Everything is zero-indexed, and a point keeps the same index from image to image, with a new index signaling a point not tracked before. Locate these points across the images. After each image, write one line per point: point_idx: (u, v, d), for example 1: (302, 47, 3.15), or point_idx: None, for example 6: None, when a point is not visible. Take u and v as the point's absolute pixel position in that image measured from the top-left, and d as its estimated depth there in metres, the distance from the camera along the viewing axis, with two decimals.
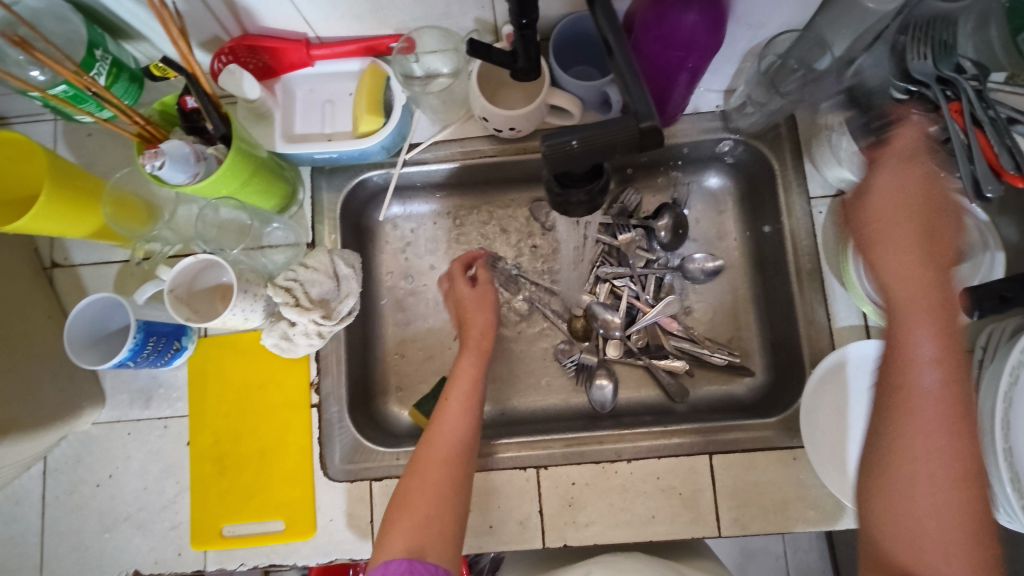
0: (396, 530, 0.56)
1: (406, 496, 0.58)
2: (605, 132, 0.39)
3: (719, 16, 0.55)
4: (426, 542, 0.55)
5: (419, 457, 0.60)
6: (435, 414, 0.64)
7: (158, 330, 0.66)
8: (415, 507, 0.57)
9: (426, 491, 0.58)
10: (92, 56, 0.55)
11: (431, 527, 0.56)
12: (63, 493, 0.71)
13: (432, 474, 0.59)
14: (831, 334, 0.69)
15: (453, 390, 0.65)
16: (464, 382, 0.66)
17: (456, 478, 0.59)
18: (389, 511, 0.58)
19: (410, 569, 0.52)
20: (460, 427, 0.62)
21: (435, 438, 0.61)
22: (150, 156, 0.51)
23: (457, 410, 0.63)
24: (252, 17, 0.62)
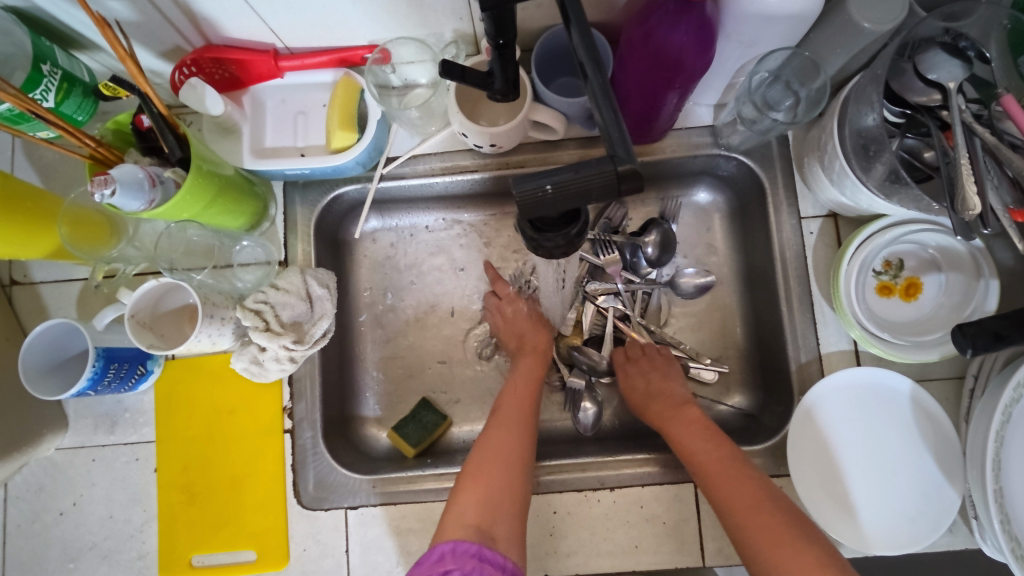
0: (465, 504, 0.58)
1: (473, 475, 0.60)
2: (579, 176, 0.37)
3: (708, 37, 0.52)
4: (493, 520, 0.57)
5: (483, 444, 0.63)
6: (497, 407, 0.67)
7: (120, 355, 0.63)
8: (485, 486, 0.59)
9: (495, 471, 0.60)
10: (39, 71, 0.51)
11: (497, 505, 0.58)
12: (25, 522, 0.68)
13: (500, 457, 0.61)
14: (820, 359, 0.67)
15: (516, 387, 0.68)
16: (525, 383, 0.69)
17: (523, 460, 0.62)
18: (458, 487, 0.60)
19: (479, 553, 0.53)
20: (525, 417, 0.65)
21: (506, 424, 0.64)
22: (99, 184, 0.47)
23: (520, 406, 0.66)
24: (214, 27, 0.59)
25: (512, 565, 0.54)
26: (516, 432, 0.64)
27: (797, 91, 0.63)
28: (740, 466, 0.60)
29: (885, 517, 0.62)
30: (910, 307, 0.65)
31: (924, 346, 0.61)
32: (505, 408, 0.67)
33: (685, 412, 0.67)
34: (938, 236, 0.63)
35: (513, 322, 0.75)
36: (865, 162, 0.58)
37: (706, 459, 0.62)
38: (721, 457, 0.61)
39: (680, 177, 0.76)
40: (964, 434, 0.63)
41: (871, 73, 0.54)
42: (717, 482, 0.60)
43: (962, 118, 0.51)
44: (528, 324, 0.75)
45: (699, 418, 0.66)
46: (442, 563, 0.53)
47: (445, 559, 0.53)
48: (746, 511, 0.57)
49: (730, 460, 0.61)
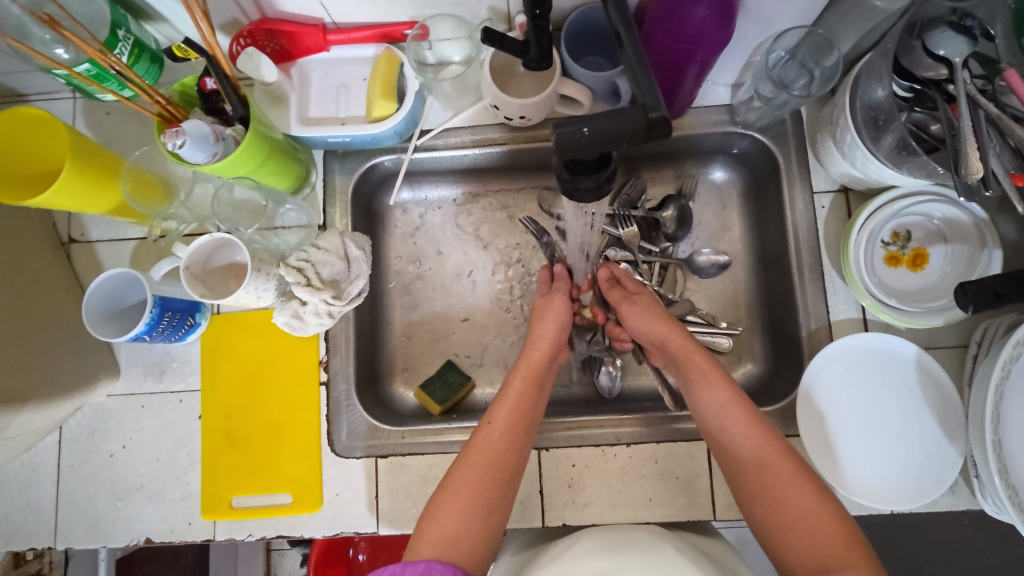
0: (424, 537, 0.54)
1: (438, 502, 0.57)
2: (614, 122, 0.41)
3: (728, 11, 0.56)
4: (456, 553, 0.53)
5: (455, 473, 0.58)
6: (477, 432, 0.61)
7: (174, 306, 0.67)
8: (449, 512, 0.56)
9: (456, 509, 0.56)
10: (115, 36, 0.56)
11: (457, 543, 0.54)
12: (78, 463, 0.73)
13: (468, 489, 0.57)
14: (829, 326, 0.71)
15: (496, 415, 0.62)
16: (514, 409, 0.63)
17: (495, 493, 0.58)
18: (428, 508, 0.57)
19: (428, 567, 0.50)
20: (506, 442, 0.61)
21: (480, 450, 0.60)
22: (171, 135, 0.53)
23: (505, 431, 0.61)
24: (270, 2, 0.64)
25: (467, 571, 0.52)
26: (490, 459, 0.59)
27: (811, 69, 0.66)
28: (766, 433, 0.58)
29: (889, 475, 0.65)
30: (917, 276, 0.68)
31: (930, 312, 0.64)
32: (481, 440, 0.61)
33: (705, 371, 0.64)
34: (944, 207, 0.66)
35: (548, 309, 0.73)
36: (876, 133, 0.62)
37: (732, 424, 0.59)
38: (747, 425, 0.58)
39: (697, 154, 0.80)
40: (966, 398, 0.66)
41: (883, 49, 0.58)
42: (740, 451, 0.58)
43: (967, 90, 0.54)
44: (556, 317, 0.71)
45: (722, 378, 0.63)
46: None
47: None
48: (771, 474, 0.55)
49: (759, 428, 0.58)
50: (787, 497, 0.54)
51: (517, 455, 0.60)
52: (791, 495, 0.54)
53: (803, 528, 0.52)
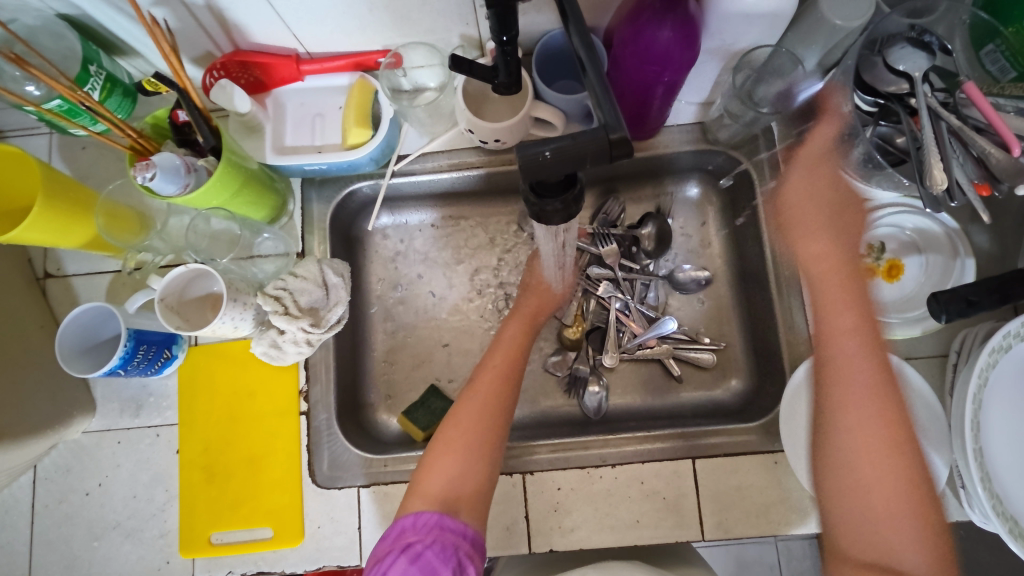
0: (430, 478, 0.62)
1: (441, 453, 0.63)
2: (577, 143, 0.39)
3: (693, 33, 0.57)
4: (459, 495, 0.61)
5: (455, 416, 0.66)
6: (477, 378, 0.69)
7: (149, 338, 0.67)
8: (454, 463, 0.62)
9: (459, 448, 0.63)
10: (87, 71, 0.57)
11: (462, 478, 0.61)
12: (53, 502, 0.71)
13: (468, 434, 0.64)
14: (811, 340, 0.71)
15: (496, 362, 0.70)
16: (502, 355, 0.71)
17: (490, 432, 0.65)
18: (434, 445, 0.65)
19: (439, 523, 0.58)
20: (499, 389, 0.68)
21: (481, 399, 0.67)
22: (141, 168, 0.53)
23: (501, 375, 0.69)
24: (243, 34, 0.64)
25: (473, 532, 0.59)
26: (485, 397, 0.67)
27: (779, 88, 0.68)
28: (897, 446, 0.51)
29: None
30: (893, 287, 0.68)
31: (907, 322, 0.65)
32: (480, 381, 0.69)
33: (855, 361, 0.54)
34: (915, 218, 0.67)
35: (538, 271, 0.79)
36: (843, 146, 0.63)
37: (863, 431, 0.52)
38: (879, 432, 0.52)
39: (673, 173, 0.81)
40: (949, 408, 0.66)
41: (847, 64, 0.60)
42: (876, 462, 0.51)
43: (929, 103, 0.55)
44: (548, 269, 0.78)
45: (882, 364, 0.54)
46: (403, 536, 0.58)
47: (405, 533, 0.58)
48: (883, 498, 0.50)
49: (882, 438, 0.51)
50: (871, 487, 0.51)
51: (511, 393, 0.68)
52: (877, 489, 0.50)
53: (872, 517, 0.50)
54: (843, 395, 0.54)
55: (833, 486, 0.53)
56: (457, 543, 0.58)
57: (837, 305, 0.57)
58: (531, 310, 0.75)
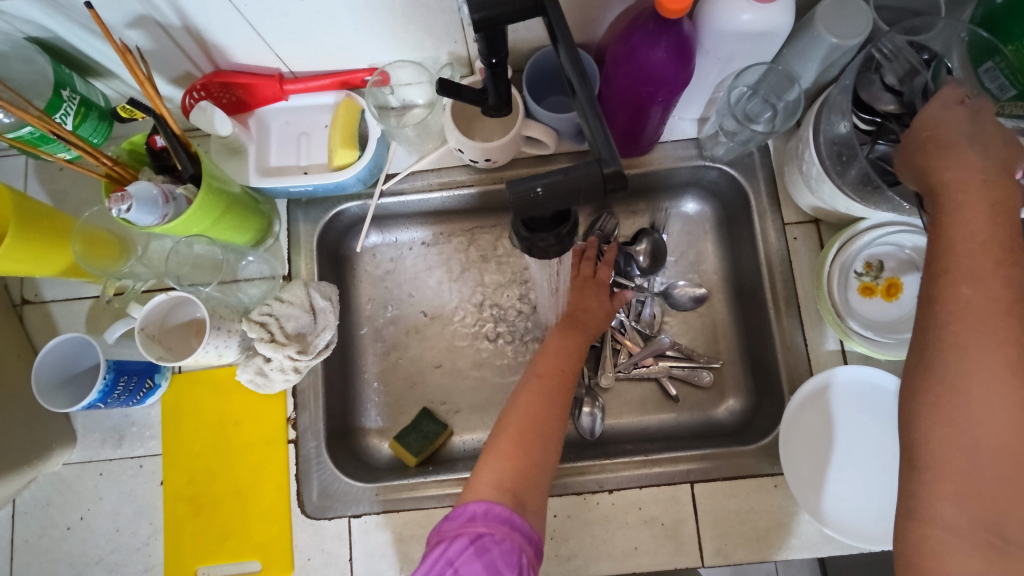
0: (494, 472, 0.57)
1: (511, 443, 0.59)
2: (569, 178, 0.39)
3: (687, 52, 0.55)
4: (525, 489, 0.56)
5: (521, 409, 0.62)
6: (540, 373, 0.65)
7: (129, 369, 0.65)
8: (521, 455, 0.58)
9: (528, 441, 0.59)
10: (60, 97, 0.55)
11: (530, 474, 0.58)
12: (32, 537, 0.69)
13: (534, 428, 0.60)
14: (808, 360, 0.69)
15: (564, 362, 0.66)
16: (567, 353, 0.67)
17: (552, 428, 0.61)
18: (493, 440, 0.60)
19: (510, 521, 0.53)
20: (562, 386, 0.64)
21: (544, 394, 0.63)
22: (116, 200, 0.51)
23: (562, 371, 0.65)
24: (223, 54, 0.62)
25: (537, 536, 0.54)
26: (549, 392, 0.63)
27: (774, 104, 0.67)
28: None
29: (878, 513, 0.63)
30: (893, 307, 0.67)
31: (903, 343, 0.64)
32: (545, 375, 0.65)
33: (997, 304, 0.39)
34: (914, 237, 0.66)
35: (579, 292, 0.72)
36: (841, 167, 0.61)
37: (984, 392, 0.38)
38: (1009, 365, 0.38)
39: (669, 188, 0.79)
40: None
41: (841, 83, 0.58)
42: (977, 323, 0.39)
43: None
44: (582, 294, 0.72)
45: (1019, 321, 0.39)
46: (472, 524, 0.53)
47: (476, 521, 0.53)
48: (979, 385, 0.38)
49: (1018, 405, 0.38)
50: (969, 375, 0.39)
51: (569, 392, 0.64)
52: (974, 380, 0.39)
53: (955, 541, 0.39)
54: (950, 323, 0.40)
55: (929, 399, 0.40)
56: (525, 547, 0.53)
57: (972, 231, 0.41)
58: (591, 306, 0.71)
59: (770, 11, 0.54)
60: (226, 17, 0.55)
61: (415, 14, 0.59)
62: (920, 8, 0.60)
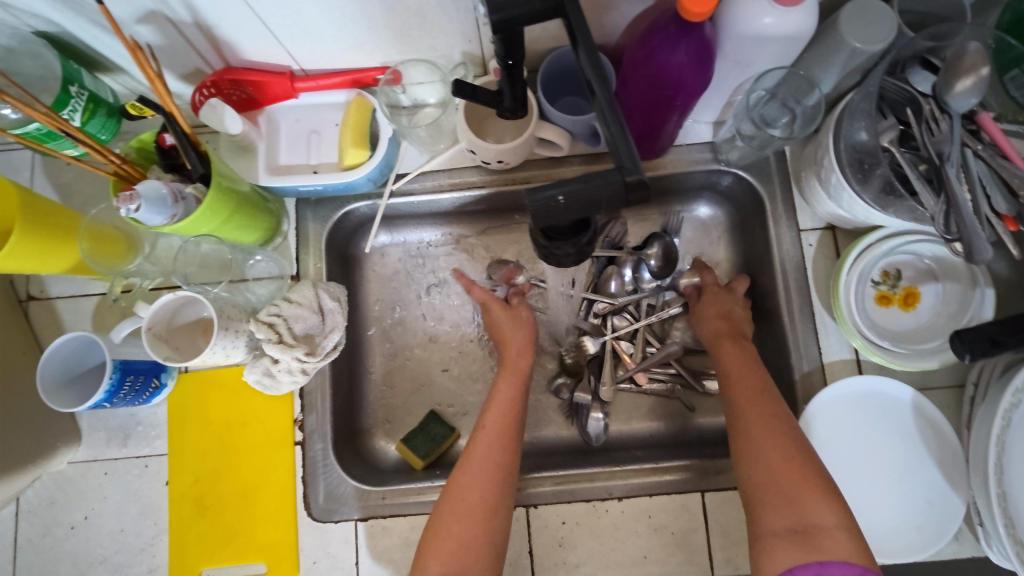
0: (435, 547, 0.57)
1: (449, 512, 0.59)
2: (590, 187, 0.38)
3: (707, 55, 0.54)
4: (466, 564, 0.56)
5: (456, 480, 0.61)
6: (472, 439, 0.64)
7: (136, 368, 0.64)
8: (461, 528, 0.58)
9: (469, 506, 0.59)
10: (66, 92, 0.55)
11: (470, 547, 0.57)
12: (36, 536, 0.68)
13: (476, 496, 0.60)
14: (823, 368, 0.68)
15: (488, 420, 0.65)
16: (498, 410, 0.65)
17: (491, 501, 0.60)
18: (439, 507, 0.60)
19: None
20: (500, 450, 0.62)
21: (482, 458, 0.62)
22: (125, 199, 0.50)
23: (500, 433, 0.63)
24: (234, 51, 0.61)
25: None
26: (486, 460, 0.62)
27: (793, 108, 0.65)
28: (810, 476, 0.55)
29: (891, 525, 0.63)
30: (909, 317, 0.66)
31: (923, 354, 0.63)
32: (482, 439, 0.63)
33: (731, 347, 0.67)
34: (933, 247, 0.65)
35: (495, 318, 0.73)
36: (862, 175, 0.60)
37: (771, 457, 0.57)
38: (780, 428, 0.59)
39: (682, 192, 0.78)
40: (966, 441, 0.64)
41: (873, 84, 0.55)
42: (786, 499, 0.54)
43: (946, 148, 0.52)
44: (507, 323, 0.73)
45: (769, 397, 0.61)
46: None
47: None
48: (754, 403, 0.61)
49: (800, 468, 0.56)
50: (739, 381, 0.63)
51: (508, 455, 0.62)
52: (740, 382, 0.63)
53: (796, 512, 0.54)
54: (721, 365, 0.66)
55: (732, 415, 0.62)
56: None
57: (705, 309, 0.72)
58: (518, 360, 0.70)
59: (793, 14, 0.53)
60: (237, 12, 0.54)
61: (429, 12, 0.58)
62: (945, 12, 0.59)
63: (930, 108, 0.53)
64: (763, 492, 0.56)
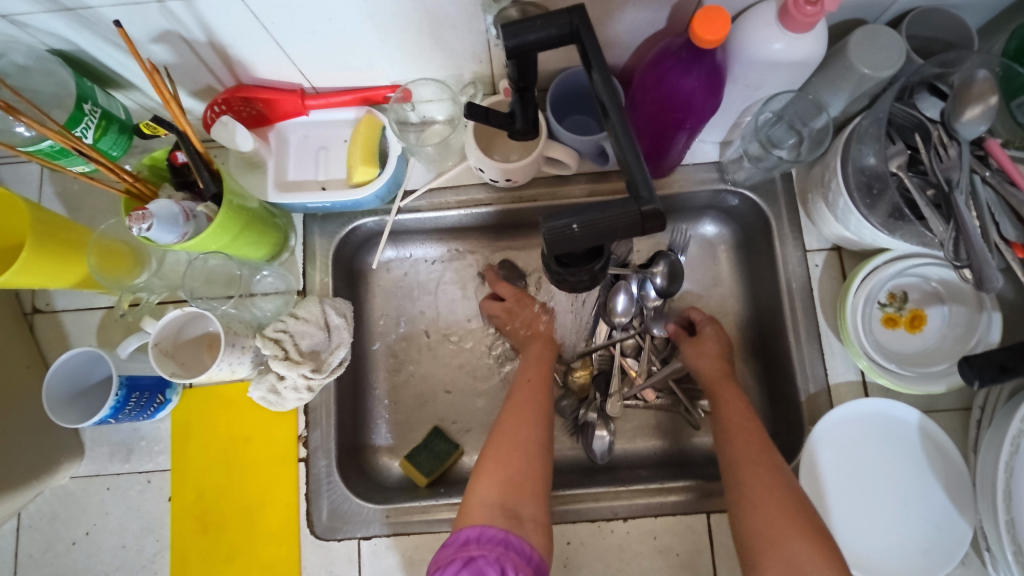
0: (484, 476, 0.59)
1: (495, 453, 0.61)
2: (607, 216, 0.38)
3: (717, 80, 0.54)
4: (515, 500, 0.57)
5: (498, 432, 0.64)
6: (512, 393, 0.68)
7: (141, 384, 0.64)
8: (508, 466, 0.60)
9: (516, 451, 0.61)
10: (80, 109, 0.55)
11: (519, 484, 0.59)
12: (36, 552, 0.68)
13: (519, 441, 0.62)
14: (829, 390, 0.68)
15: (531, 374, 0.70)
16: (534, 370, 0.70)
17: (536, 443, 0.62)
18: (484, 454, 0.62)
19: (506, 541, 0.53)
20: (540, 400, 0.67)
21: (522, 410, 0.65)
22: (137, 219, 0.50)
23: (535, 385, 0.68)
24: (246, 70, 0.61)
25: (538, 557, 0.54)
26: (527, 407, 0.65)
27: (800, 131, 0.66)
28: (809, 532, 0.53)
29: (896, 550, 0.63)
30: (915, 339, 0.66)
31: (929, 378, 0.63)
32: (519, 398, 0.67)
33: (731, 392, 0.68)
34: (940, 269, 0.65)
35: (518, 314, 0.75)
36: (869, 199, 0.60)
37: (769, 510, 0.56)
38: (773, 473, 0.59)
39: (687, 210, 0.78)
40: (972, 465, 0.64)
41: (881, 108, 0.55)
42: (782, 551, 0.52)
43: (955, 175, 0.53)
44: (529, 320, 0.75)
45: (771, 457, 0.60)
46: (466, 548, 0.52)
47: (470, 544, 0.53)
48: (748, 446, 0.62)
49: (797, 520, 0.55)
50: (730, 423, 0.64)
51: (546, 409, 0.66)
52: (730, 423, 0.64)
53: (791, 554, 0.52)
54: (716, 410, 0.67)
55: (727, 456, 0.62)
56: (522, 567, 0.52)
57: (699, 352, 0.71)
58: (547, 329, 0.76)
59: (804, 40, 0.53)
60: (251, 32, 0.55)
61: (442, 33, 0.58)
62: (952, 40, 0.59)
63: (939, 134, 0.54)
64: (758, 542, 0.55)
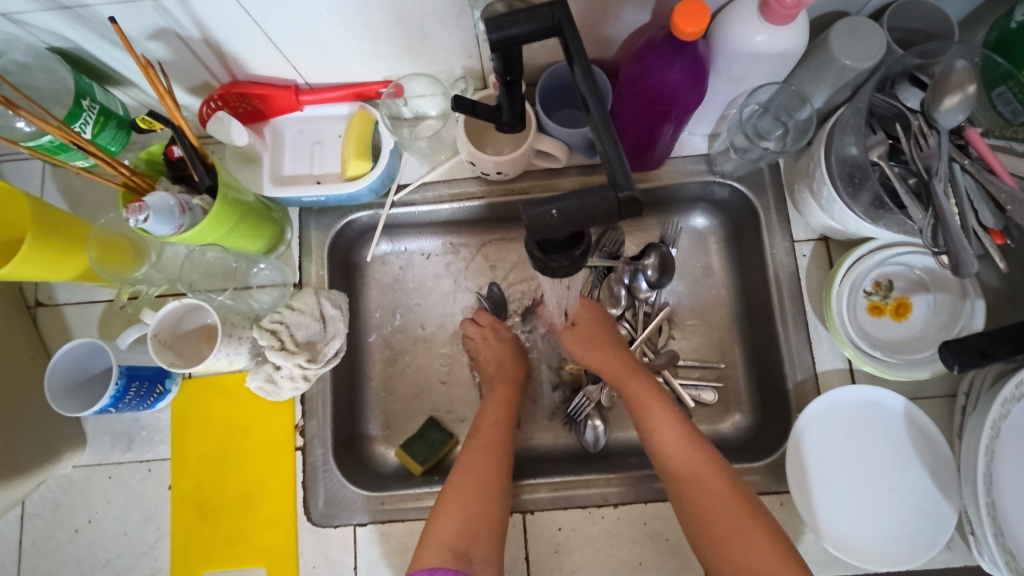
0: (442, 516, 0.62)
1: (454, 495, 0.63)
2: (584, 203, 0.40)
3: (701, 72, 0.55)
4: (469, 542, 0.60)
5: (455, 474, 0.65)
6: (474, 432, 0.69)
7: (141, 374, 0.65)
8: (463, 507, 0.62)
9: (472, 492, 0.63)
10: (79, 106, 0.56)
11: (474, 527, 0.61)
12: (41, 539, 0.69)
13: (475, 483, 0.63)
14: (816, 377, 0.70)
15: (496, 418, 0.70)
16: (496, 410, 0.71)
17: (494, 482, 0.64)
18: (441, 500, 0.63)
19: None
20: (499, 439, 0.68)
21: (483, 449, 0.67)
22: (134, 211, 0.52)
23: (496, 421, 0.69)
24: (241, 66, 0.63)
25: None
26: (481, 446, 0.67)
27: (785, 122, 0.67)
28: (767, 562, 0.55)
29: (883, 534, 0.64)
30: (901, 326, 0.67)
31: (914, 364, 0.64)
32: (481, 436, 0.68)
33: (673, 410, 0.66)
34: (925, 259, 0.66)
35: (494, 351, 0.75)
36: (852, 188, 0.61)
37: (729, 542, 0.57)
38: (727, 501, 0.59)
39: (677, 202, 0.79)
40: (957, 450, 0.65)
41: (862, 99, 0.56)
42: None
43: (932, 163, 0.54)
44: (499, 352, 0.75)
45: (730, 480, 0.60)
46: None
47: None
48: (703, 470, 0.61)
49: (757, 547, 0.56)
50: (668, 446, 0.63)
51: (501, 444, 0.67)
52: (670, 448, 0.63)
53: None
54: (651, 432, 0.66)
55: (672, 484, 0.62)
56: None
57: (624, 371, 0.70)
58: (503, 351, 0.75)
59: (784, 32, 0.54)
60: (245, 29, 0.56)
61: (430, 29, 0.60)
62: (933, 30, 0.60)
63: (919, 124, 0.55)
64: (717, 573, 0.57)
